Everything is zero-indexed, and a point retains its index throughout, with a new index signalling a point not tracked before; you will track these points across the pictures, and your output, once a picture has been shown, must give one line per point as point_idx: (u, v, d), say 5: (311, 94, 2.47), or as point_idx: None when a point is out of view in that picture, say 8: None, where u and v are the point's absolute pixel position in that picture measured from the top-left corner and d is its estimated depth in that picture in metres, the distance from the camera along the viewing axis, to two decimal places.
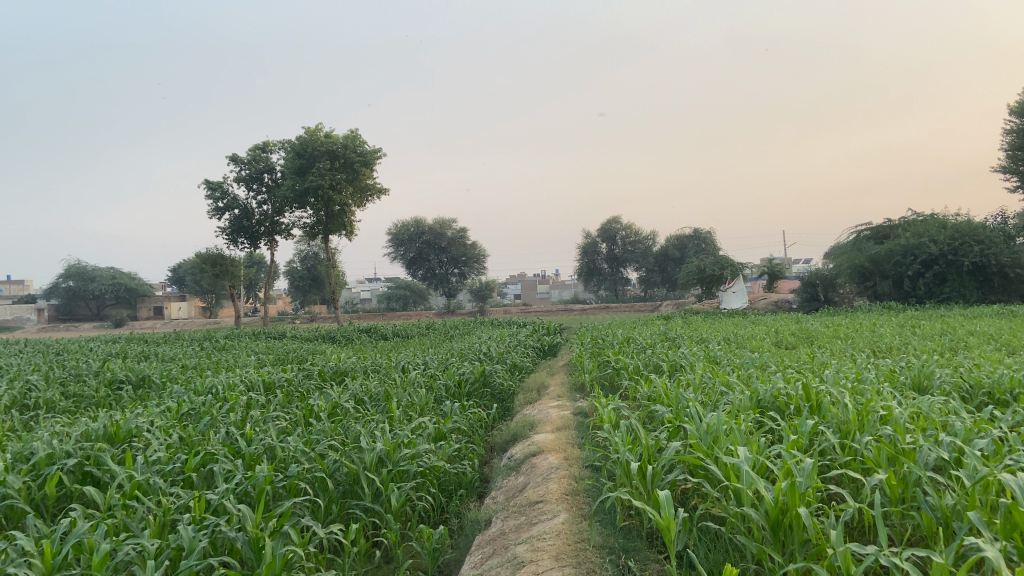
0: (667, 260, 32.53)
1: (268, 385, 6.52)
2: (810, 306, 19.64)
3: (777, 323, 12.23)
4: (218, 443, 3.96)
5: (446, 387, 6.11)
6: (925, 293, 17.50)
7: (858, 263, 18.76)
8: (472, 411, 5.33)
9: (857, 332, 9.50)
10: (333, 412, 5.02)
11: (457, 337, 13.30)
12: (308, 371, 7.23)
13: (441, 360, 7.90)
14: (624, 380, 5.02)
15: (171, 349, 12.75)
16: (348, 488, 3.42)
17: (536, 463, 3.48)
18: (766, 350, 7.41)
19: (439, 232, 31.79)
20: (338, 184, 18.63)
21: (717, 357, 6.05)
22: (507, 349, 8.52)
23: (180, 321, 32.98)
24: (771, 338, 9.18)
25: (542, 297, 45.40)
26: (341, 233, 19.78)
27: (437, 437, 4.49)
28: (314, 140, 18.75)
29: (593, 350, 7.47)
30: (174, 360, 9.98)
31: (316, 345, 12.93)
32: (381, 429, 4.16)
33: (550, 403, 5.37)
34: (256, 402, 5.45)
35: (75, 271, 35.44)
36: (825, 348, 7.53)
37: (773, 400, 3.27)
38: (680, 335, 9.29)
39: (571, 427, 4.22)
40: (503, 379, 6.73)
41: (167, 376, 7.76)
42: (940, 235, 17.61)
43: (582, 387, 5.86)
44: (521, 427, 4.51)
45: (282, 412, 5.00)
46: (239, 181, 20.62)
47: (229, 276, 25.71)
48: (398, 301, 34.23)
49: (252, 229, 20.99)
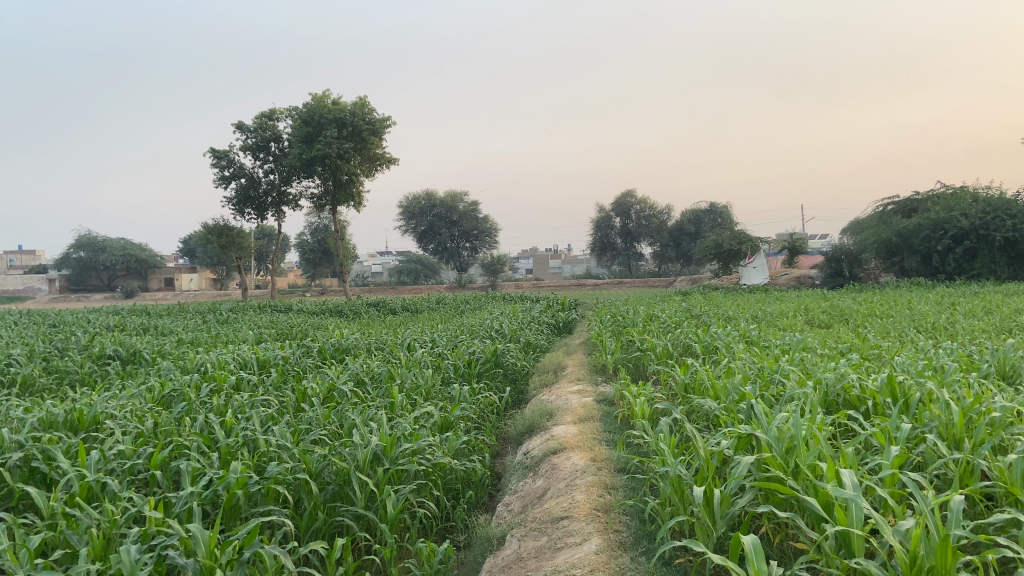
0: (682, 235, 31.98)
1: (263, 363, 6.03)
2: (833, 283, 19.04)
3: (803, 300, 11.63)
4: (192, 435, 3.48)
5: (455, 367, 5.61)
6: (954, 269, 16.84)
7: (884, 237, 18.08)
8: (483, 395, 4.83)
9: (894, 310, 8.88)
10: (331, 396, 4.54)
11: (469, 311, 12.81)
12: (306, 348, 6.72)
13: (450, 337, 7.41)
14: (653, 365, 4.50)
15: (172, 321, 12.35)
16: (337, 489, 2.92)
17: (558, 464, 2.96)
18: (799, 329, 6.86)
19: (451, 205, 31.25)
20: (346, 152, 18.10)
21: (752, 337, 5.50)
22: (521, 326, 8.00)
23: (190, 293, 32.67)
24: (801, 316, 8.60)
25: (554, 272, 44.85)
26: (350, 203, 19.28)
27: (443, 427, 3.99)
28: (322, 107, 18.15)
29: (613, 328, 6.92)
30: (171, 334, 9.55)
31: (320, 319, 12.45)
32: (380, 418, 3.66)
33: (570, 388, 4.85)
34: (245, 383, 4.96)
35: (86, 241, 35.28)
36: (866, 327, 6.94)
37: (844, 395, 2.74)
38: (704, 311, 8.73)
39: (596, 418, 3.69)
40: (517, 359, 6.22)
41: (158, 351, 7.31)
42: (971, 209, 16.91)
43: (603, 370, 5.34)
44: (537, 417, 3.97)
45: (272, 395, 4.51)
46: (245, 149, 20.12)
47: (235, 248, 25.27)
48: (408, 275, 33.76)
49: (259, 199, 20.52)
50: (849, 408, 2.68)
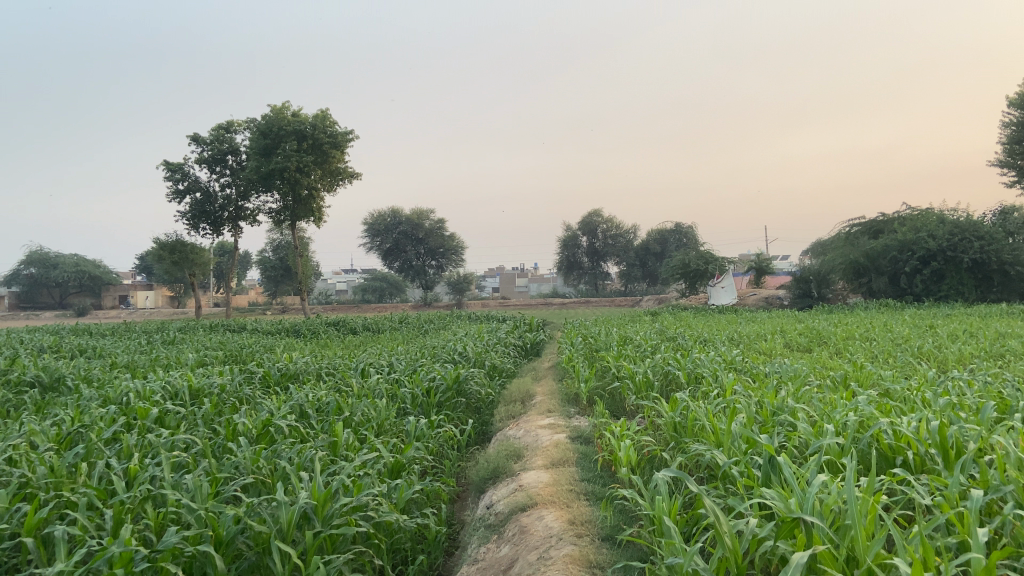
0: (648, 255, 31.74)
1: (197, 392, 5.38)
2: (803, 303, 18.69)
3: (776, 322, 11.29)
4: (85, 488, 2.90)
5: (412, 397, 5.05)
6: (922, 291, 16.71)
7: (852, 258, 17.91)
8: (442, 428, 4.29)
9: (874, 333, 8.54)
10: (267, 434, 3.95)
11: (431, 333, 12.26)
12: (248, 374, 6.10)
13: (409, 360, 6.85)
14: (635, 399, 3.98)
15: (111, 342, 11.59)
16: (256, 560, 2.39)
17: (528, 525, 2.43)
18: (783, 354, 6.42)
19: (416, 222, 30.72)
20: (306, 166, 17.51)
21: (736, 363, 5.02)
22: (485, 348, 7.48)
23: (145, 311, 31.57)
24: (779, 338, 8.20)
25: (520, 291, 44.51)
26: (310, 219, 18.65)
27: (395, 470, 3.45)
28: (280, 119, 17.54)
29: (584, 352, 6.44)
30: (106, 356, 8.82)
31: (274, 340, 11.81)
32: (318, 465, 3.10)
33: (540, 421, 4.29)
34: (169, 417, 4.35)
35: (37, 258, 34.13)
36: (849, 352, 6.58)
37: (876, 446, 2.25)
38: (678, 333, 8.30)
39: (573, 462, 3.15)
40: (481, 386, 5.68)
41: (85, 376, 6.64)
42: (939, 230, 16.76)
43: (576, 401, 4.83)
44: (502, 459, 3.42)
45: (196, 433, 3.90)
46: (201, 162, 19.43)
47: (189, 264, 24.33)
48: (372, 293, 32.97)
49: (215, 214, 19.79)
50: (885, 463, 2.19)
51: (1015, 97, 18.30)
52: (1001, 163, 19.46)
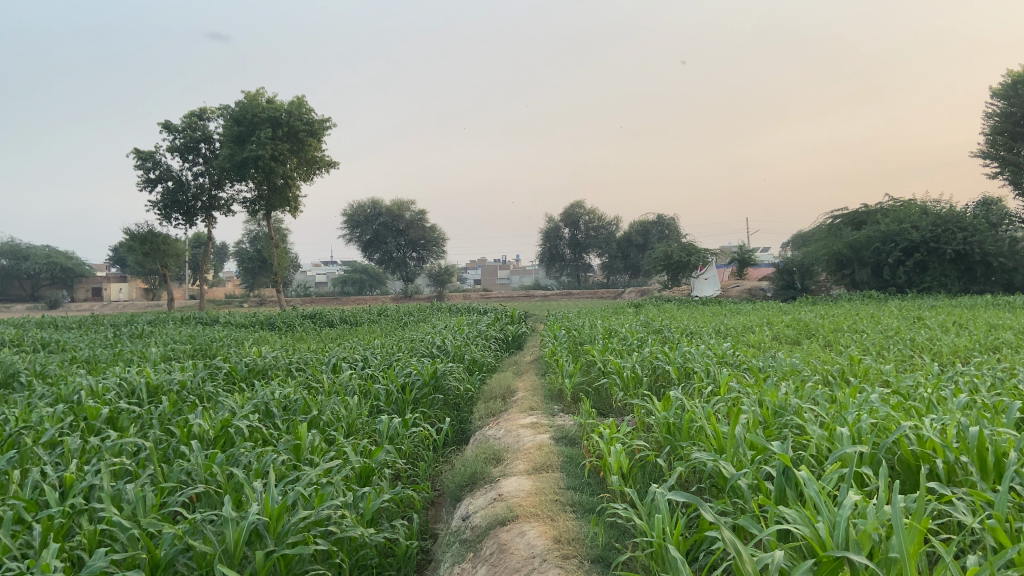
0: (630, 247, 31.45)
1: (155, 389, 5.06)
2: (786, 295, 18.50)
3: (762, 314, 11.11)
4: (14, 498, 2.60)
5: (386, 393, 4.76)
6: (905, 282, 16.62)
7: (835, 249, 17.80)
8: (416, 428, 4.02)
9: (863, 325, 8.36)
10: (226, 436, 3.66)
11: (411, 325, 11.99)
12: (213, 370, 5.79)
13: (385, 354, 6.55)
14: (624, 399, 3.71)
15: (76, 335, 11.20)
16: None
17: (507, 542, 2.16)
18: (774, 346, 6.20)
19: (397, 214, 30.32)
20: (281, 154, 17.12)
21: (727, 356, 4.77)
22: (465, 341, 7.21)
23: (119, 303, 31.00)
24: (768, 330, 7.99)
25: (502, 283, 44.24)
26: (285, 209, 18.24)
27: (363, 475, 3.16)
28: (254, 106, 17.12)
29: (568, 345, 6.18)
30: (69, 350, 8.45)
31: (247, 333, 11.47)
32: (274, 473, 2.81)
33: (521, 420, 4.01)
34: (122, 418, 4.04)
35: (7, 249, 33.51)
36: (842, 343, 6.38)
37: (898, 453, 2.00)
38: (664, 325, 8.07)
39: (558, 467, 2.88)
40: (460, 381, 5.41)
41: (40, 371, 6.30)
42: (922, 221, 16.73)
43: (560, 397, 4.57)
44: (480, 463, 3.14)
45: (148, 436, 3.60)
46: (173, 150, 18.97)
47: (160, 256, 23.79)
48: (352, 285, 32.57)
49: (188, 204, 19.34)
50: (911, 473, 1.93)
51: (999, 88, 18.23)
52: (983, 154, 19.42)
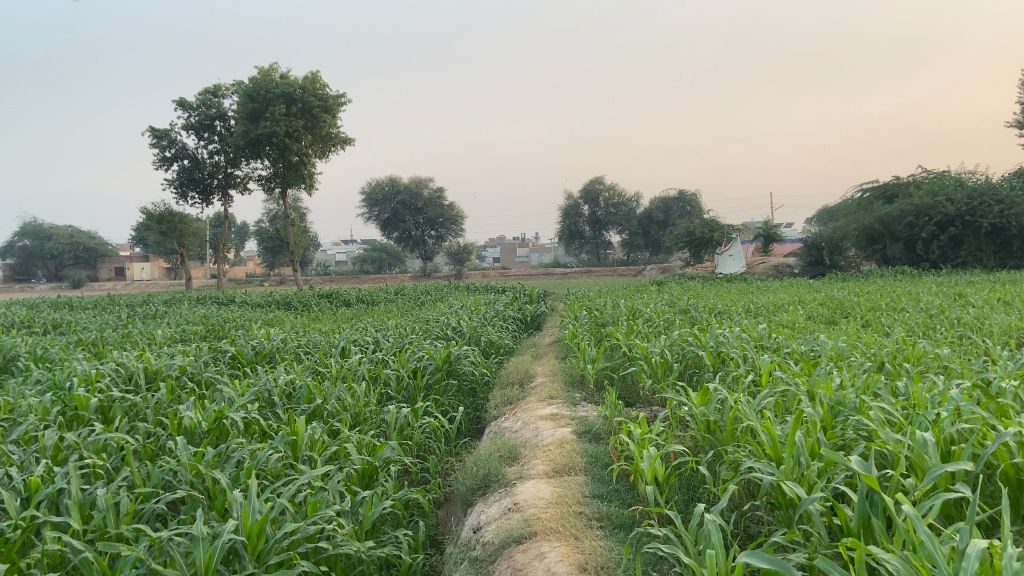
0: (651, 223, 30.93)
1: (154, 374, 4.77)
2: (815, 272, 18.23)
3: (791, 291, 10.69)
4: None
5: (397, 379, 4.46)
6: (939, 257, 16.06)
7: (866, 224, 17.24)
8: (427, 419, 3.71)
9: (900, 303, 7.93)
10: (222, 428, 3.36)
11: (428, 304, 11.70)
12: (217, 354, 5.51)
13: (397, 336, 6.24)
14: (658, 390, 3.37)
15: (88, 316, 11.00)
16: None
17: (523, 567, 1.83)
18: (810, 328, 5.82)
19: (415, 192, 29.96)
20: (295, 131, 16.80)
21: (764, 339, 4.41)
22: (481, 323, 6.89)
23: (142, 283, 31.05)
24: (800, 309, 7.59)
25: (522, 261, 43.90)
26: (301, 186, 17.94)
27: (366, 476, 2.86)
28: (268, 82, 16.78)
29: (589, 327, 5.84)
30: (76, 333, 8.22)
31: (261, 312, 11.25)
32: (260, 480, 2.50)
33: (540, 410, 3.68)
34: (113, 409, 3.75)
35: (31, 229, 33.70)
36: (882, 323, 5.98)
37: (998, 469, 1.66)
38: (689, 305, 7.69)
39: (580, 469, 2.55)
40: (475, 365, 5.09)
41: (40, 354, 6.05)
42: (957, 194, 16.10)
43: (581, 384, 4.24)
44: (493, 462, 2.82)
45: (137, 430, 3.31)
46: (188, 128, 18.72)
47: (178, 235, 23.61)
48: (371, 264, 32.33)
49: (204, 182, 19.12)
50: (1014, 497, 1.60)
51: None
52: (1018, 124, 18.70)
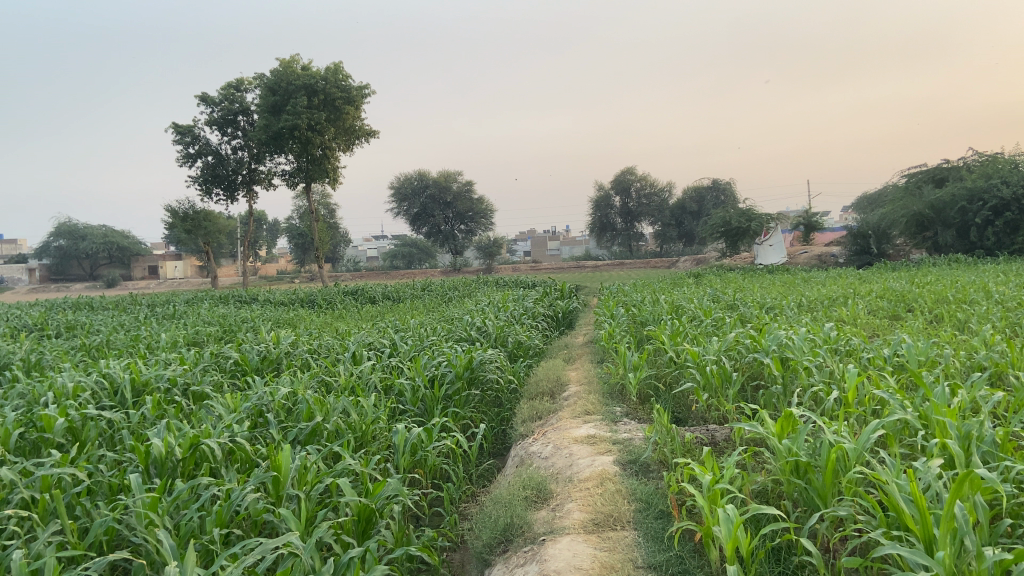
0: (684, 214, 30.09)
1: (142, 386, 4.26)
2: (861, 261, 17.07)
3: (841, 282, 9.93)
4: None
5: (411, 389, 3.91)
6: (995, 244, 15.12)
7: (915, 210, 16.34)
8: (443, 439, 3.16)
9: (966, 295, 7.21)
10: (200, 455, 2.83)
11: (455, 301, 11.13)
12: (218, 360, 5.01)
13: (415, 337, 5.70)
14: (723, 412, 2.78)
15: (105, 317, 10.63)
16: None
17: None
18: (877, 325, 5.19)
19: (444, 185, 29.46)
20: (318, 124, 16.36)
21: (836, 340, 3.78)
22: (507, 321, 6.33)
23: (175, 281, 30.94)
24: (857, 303, 6.90)
25: (553, 254, 43.25)
26: (325, 181, 17.54)
27: (362, 522, 2.31)
28: (290, 73, 16.38)
29: (628, 326, 5.27)
30: (87, 335, 7.82)
31: (283, 312, 10.81)
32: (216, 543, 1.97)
33: (575, 430, 3.10)
34: (85, 430, 3.25)
35: (66, 229, 33.81)
36: (958, 320, 5.32)
37: None
38: (736, 299, 7.06)
39: (628, 522, 1.99)
40: (500, 371, 4.53)
41: (36, 362, 5.63)
42: (1013, 176, 15.13)
43: (623, 395, 3.68)
44: (516, 506, 2.25)
45: (100, 457, 2.81)
46: (211, 123, 18.40)
47: (202, 232, 23.29)
48: (401, 258, 31.85)
49: (229, 178, 18.81)
50: None
51: None
52: None
